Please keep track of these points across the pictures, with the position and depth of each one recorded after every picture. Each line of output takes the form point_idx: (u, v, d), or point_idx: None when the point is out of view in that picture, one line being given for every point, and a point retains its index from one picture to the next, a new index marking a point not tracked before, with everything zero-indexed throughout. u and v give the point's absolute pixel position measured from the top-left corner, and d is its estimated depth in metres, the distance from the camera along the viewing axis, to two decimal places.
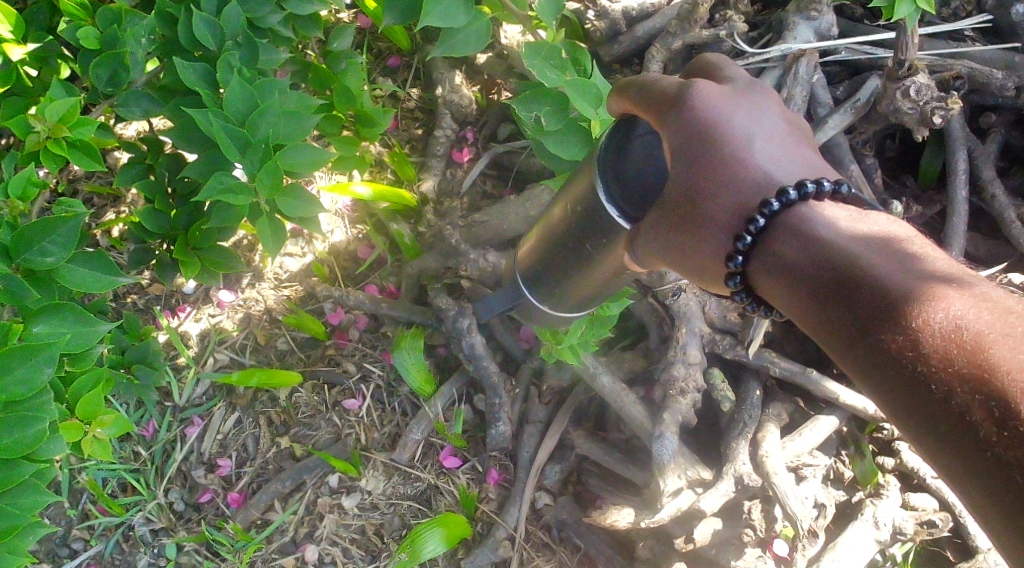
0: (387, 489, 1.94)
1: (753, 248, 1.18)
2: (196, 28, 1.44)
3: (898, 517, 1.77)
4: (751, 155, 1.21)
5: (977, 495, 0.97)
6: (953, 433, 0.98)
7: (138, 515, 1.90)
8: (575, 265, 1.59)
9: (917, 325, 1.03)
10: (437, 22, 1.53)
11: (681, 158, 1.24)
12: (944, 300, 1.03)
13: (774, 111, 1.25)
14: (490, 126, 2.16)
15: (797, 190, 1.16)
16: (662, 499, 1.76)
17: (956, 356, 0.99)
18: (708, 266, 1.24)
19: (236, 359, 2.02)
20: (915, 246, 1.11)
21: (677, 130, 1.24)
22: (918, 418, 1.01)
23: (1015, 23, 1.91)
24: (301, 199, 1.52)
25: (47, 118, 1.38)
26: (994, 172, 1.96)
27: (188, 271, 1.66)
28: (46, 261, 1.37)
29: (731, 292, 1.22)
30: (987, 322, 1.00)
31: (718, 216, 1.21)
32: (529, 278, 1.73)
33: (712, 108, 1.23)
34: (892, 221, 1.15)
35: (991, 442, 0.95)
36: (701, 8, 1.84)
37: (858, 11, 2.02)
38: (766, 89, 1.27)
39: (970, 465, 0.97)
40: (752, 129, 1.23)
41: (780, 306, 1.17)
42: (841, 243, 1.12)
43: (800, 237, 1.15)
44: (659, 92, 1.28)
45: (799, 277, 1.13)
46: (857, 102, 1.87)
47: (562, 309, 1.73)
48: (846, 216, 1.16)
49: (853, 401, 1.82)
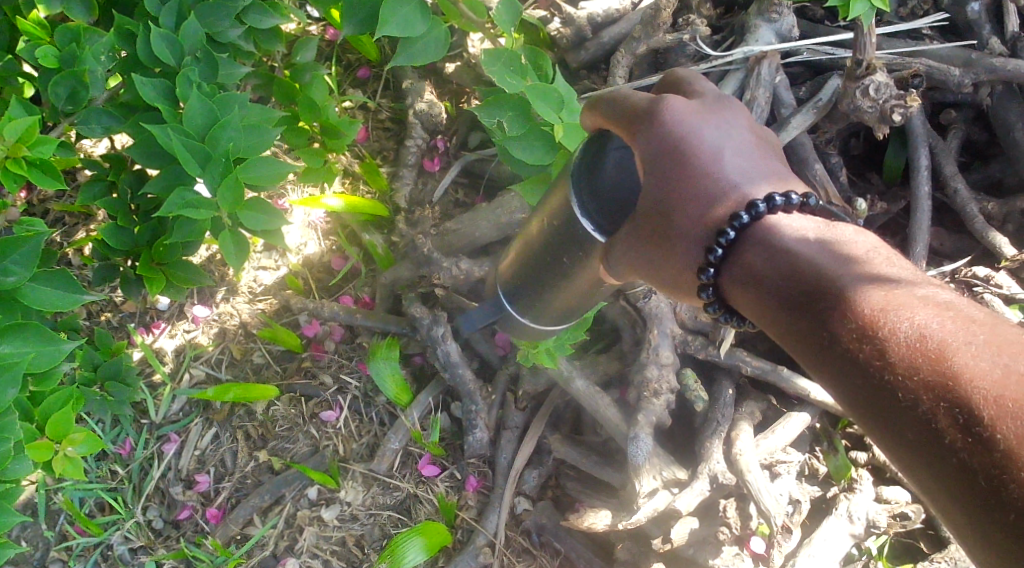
0: (366, 500, 1.94)
1: (723, 260, 1.19)
2: (155, 44, 1.44)
3: (871, 511, 1.78)
4: (720, 168, 1.23)
5: (945, 500, 0.98)
6: (920, 440, 0.99)
7: (116, 535, 1.89)
8: (553, 279, 1.59)
9: (884, 334, 1.04)
10: (395, 30, 1.54)
11: (653, 172, 1.25)
12: (908, 309, 1.04)
13: (742, 125, 1.27)
14: (460, 135, 2.17)
15: (766, 203, 1.18)
16: (639, 500, 1.77)
17: (921, 364, 1.00)
18: (680, 278, 1.24)
19: (213, 373, 2.01)
20: (880, 256, 1.12)
21: (648, 144, 1.26)
22: (887, 426, 1.02)
23: (971, 21, 1.95)
24: (262, 214, 1.53)
25: (6, 139, 1.38)
26: (956, 166, 1.98)
27: (153, 287, 1.66)
28: (7, 281, 1.36)
29: (702, 304, 1.23)
30: (950, 330, 1.01)
31: (690, 228, 1.22)
32: (508, 290, 1.71)
33: (681, 122, 1.25)
34: (857, 232, 1.17)
35: (956, 448, 0.97)
36: (663, 13, 1.86)
37: (819, 12, 2.05)
38: (734, 104, 1.29)
39: (938, 472, 0.98)
40: (721, 143, 1.24)
41: (751, 317, 1.18)
42: (808, 254, 1.13)
43: (769, 249, 1.16)
44: (629, 107, 1.30)
45: (768, 288, 1.14)
46: (819, 102, 1.90)
47: (542, 322, 1.71)
48: (813, 227, 1.17)
49: (823, 397, 1.83)
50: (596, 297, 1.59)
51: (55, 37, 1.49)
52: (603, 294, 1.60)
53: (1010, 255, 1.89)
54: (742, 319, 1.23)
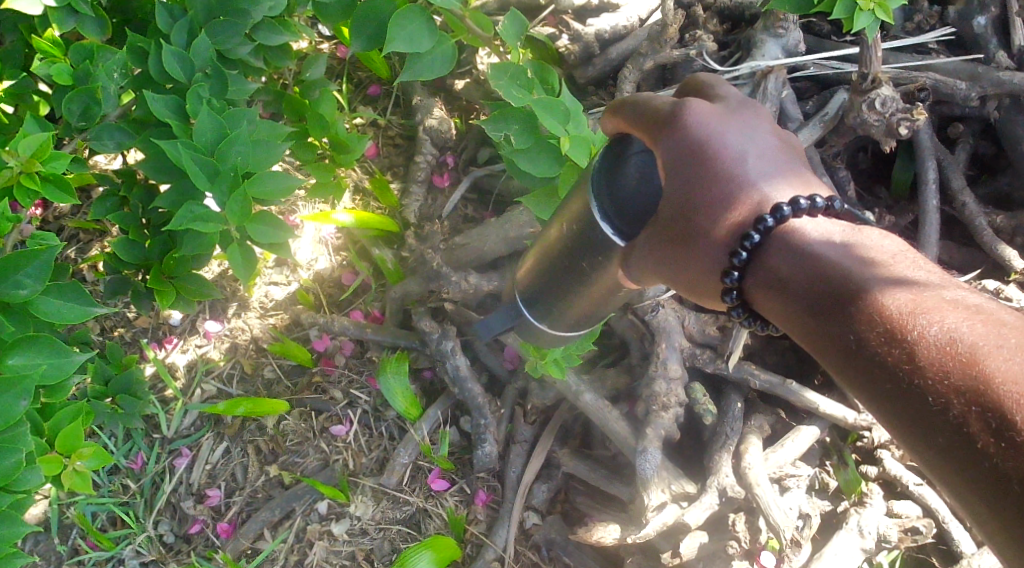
0: (376, 514, 1.95)
1: (748, 264, 1.19)
2: (167, 62, 1.47)
3: (881, 525, 1.77)
4: (743, 172, 1.22)
5: (977, 506, 0.97)
6: (951, 445, 0.98)
7: (128, 549, 1.90)
8: (570, 286, 1.58)
9: (913, 338, 1.03)
10: (401, 46, 1.55)
11: (675, 175, 1.25)
12: (937, 313, 1.03)
13: (765, 129, 1.26)
14: (469, 151, 2.20)
15: (791, 206, 1.17)
16: (647, 514, 1.77)
17: (952, 369, 0.99)
18: (701, 283, 1.24)
19: (224, 389, 2.02)
20: (907, 260, 1.12)
21: (671, 147, 1.26)
22: (917, 431, 1.01)
23: (977, 35, 1.97)
24: (268, 226, 1.54)
25: (20, 154, 1.39)
26: (963, 180, 1.99)
27: (165, 300, 1.68)
28: (19, 294, 1.38)
29: (727, 308, 1.23)
30: (980, 334, 1.00)
31: (712, 232, 1.22)
32: (525, 295, 1.70)
33: (704, 126, 1.25)
34: (883, 236, 1.16)
35: (988, 453, 0.96)
36: (670, 28, 1.88)
37: (826, 27, 2.07)
38: (758, 109, 1.28)
39: (969, 477, 0.97)
40: (744, 147, 1.24)
41: (776, 322, 1.18)
42: (834, 258, 1.13)
43: (794, 252, 1.15)
44: (652, 111, 1.31)
45: (794, 293, 1.14)
46: (826, 116, 1.93)
47: (559, 328, 1.69)
48: (838, 232, 1.17)
49: (833, 410, 1.84)
50: (610, 304, 1.59)
51: (70, 55, 1.52)
52: (616, 305, 1.60)
53: (1018, 268, 1.89)
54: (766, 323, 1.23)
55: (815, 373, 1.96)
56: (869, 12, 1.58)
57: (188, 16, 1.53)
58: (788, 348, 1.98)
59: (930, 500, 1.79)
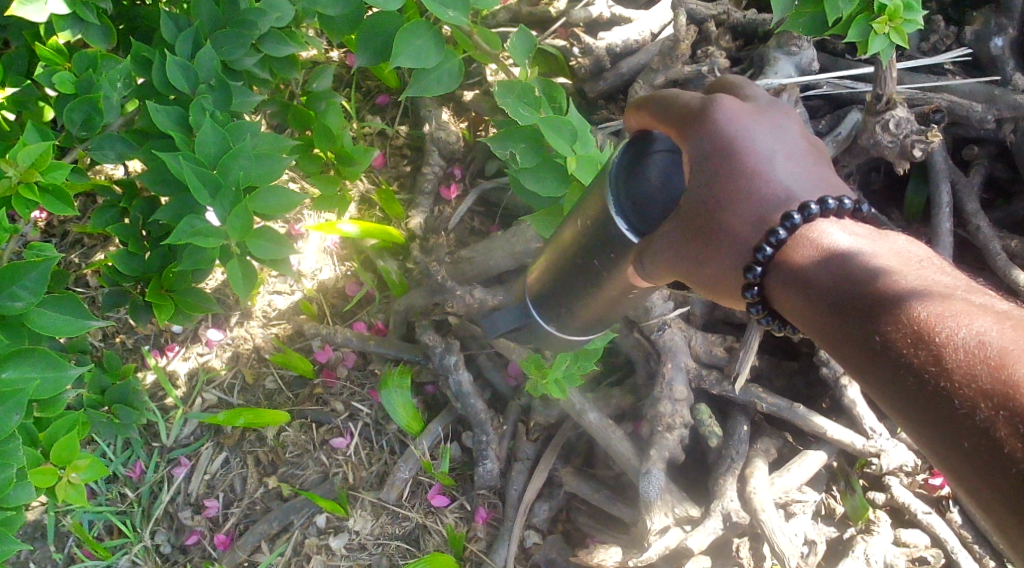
0: (374, 529, 1.92)
1: (771, 261, 1.15)
2: (169, 72, 1.45)
3: (889, 554, 1.76)
4: (771, 170, 1.18)
5: (1002, 513, 0.93)
6: (976, 449, 0.94)
7: (124, 559, 1.87)
8: (585, 288, 1.54)
9: (941, 340, 0.98)
10: (408, 62, 1.53)
11: (699, 170, 1.21)
12: (966, 317, 0.99)
13: (795, 130, 1.23)
14: (477, 162, 2.17)
15: (819, 206, 1.14)
16: (650, 537, 1.73)
17: (979, 372, 0.95)
18: (722, 279, 1.20)
19: (224, 399, 2.00)
20: (933, 266, 1.08)
21: (698, 142, 1.22)
22: (941, 435, 0.97)
23: (994, 57, 1.95)
24: (270, 241, 1.52)
25: (19, 164, 1.38)
26: (978, 203, 1.96)
27: (163, 314, 1.65)
28: (14, 305, 1.35)
29: (746, 304, 1.19)
30: (1011, 337, 0.96)
31: (736, 227, 1.18)
32: (536, 297, 1.67)
33: (734, 123, 1.21)
34: (909, 242, 1.12)
35: (1016, 459, 0.91)
36: (682, 44, 1.87)
37: (840, 46, 2.05)
38: (788, 111, 1.25)
39: (995, 483, 0.93)
40: (774, 146, 1.20)
41: (796, 322, 1.14)
42: (860, 258, 1.09)
43: (819, 251, 1.11)
44: (680, 106, 1.27)
45: (818, 292, 1.09)
46: (838, 136, 1.91)
47: (569, 333, 1.66)
48: (863, 235, 1.13)
49: (842, 435, 1.80)
50: (622, 307, 1.56)
51: (74, 63, 1.48)
52: (628, 307, 1.56)
53: None
54: (784, 323, 1.19)
55: (823, 397, 1.92)
56: (884, 36, 1.55)
57: (193, 27, 1.50)
58: (797, 370, 1.96)
59: (938, 530, 1.77)
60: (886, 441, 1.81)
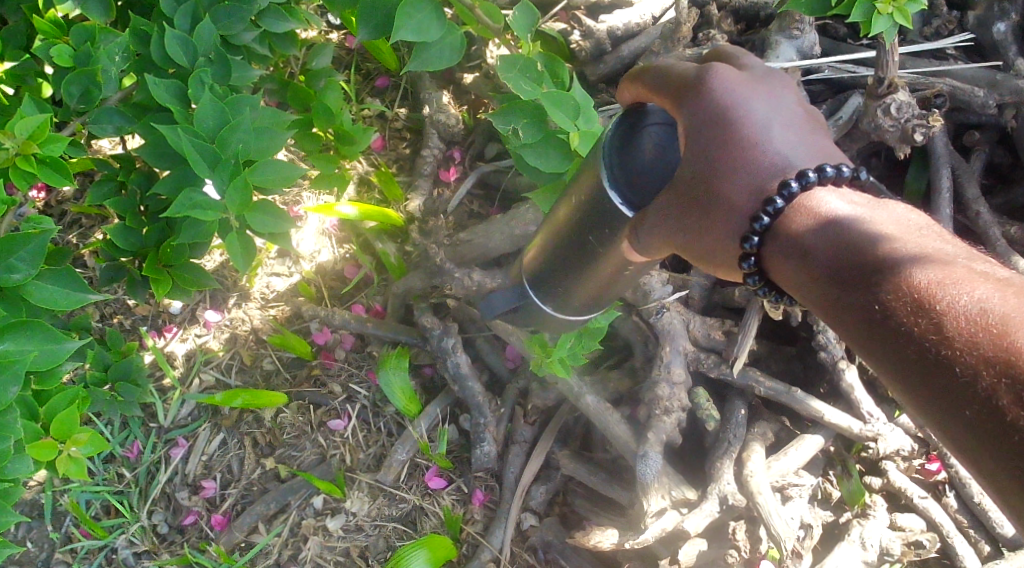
0: (371, 511, 1.92)
1: (769, 230, 1.15)
2: (168, 44, 1.45)
3: (885, 538, 1.77)
4: (768, 141, 1.18)
5: (1003, 481, 0.93)
6: (979, 418, 0.94)
7: (121, 538, 1.88)
8: (580, 267, 1.54)
9: (941, 307, 0.98)
10: (408, 35, 1.53)
11: (696, 141, 1.20)
12: (968, 284, 0.99)
13: (791, 99, 1.22)
14: (476, 146, 2.15)
15: (816, 173, 1.14)
16: (646, 520, 1.74)
17: (981, 340, 0.95)
18: (719, 250, 1.20)
19: (222, 379, 2.00)
20: (932, 235, 1.07)
21: (694, 113, 1.21)
22: (943, 403, 0.97)
23: (997, 41, 1.94)
24: (268, 214, 1.52)
25: (16, 135, 1.37)
26: (978, 189, 1.95)
27: (160, 288, 1.65)
28: (11, 278, 1.35)
29: (743, 275, 1.19)
30: (1013, 304, 0.95)
31: (733, 198, 1.18)
32: (532, 280, 1.67)
33: (730, 93, 1.20)
34: (908, 210, 1.12)
35: (1018, 426, 0.91)
36: (683, 27, 1.87)
37: (842, 30, 2.04)
38: (785, 80, 1.24)
39: (996, 451, 0.93)
40: (770, 116, 1.19)
41: (793, 292, 1.13)
42: (859, 227, 1.09)
43: (818, 220, 1.11)
44: (676, 76, 1.25)
45: (817, 261, 1.09)
46: (840, 120, 1.91)
47: (568, 312, 1.67)
48: (861, 203, 1.13)
49: (838, 420, 1.80)
50: (619, 287, 1.56)
51: (71, 36, 1.49)
52: (625, 287, 1.56)
53: None
54: (781, 294, 1.19)
55: (821, 382, 1.92)
56: (887, 17, 1.55)
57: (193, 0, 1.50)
58: (795, 355, 1.95)
59: (934, 514, 1.78)
60: (883, 425, 1.81)
